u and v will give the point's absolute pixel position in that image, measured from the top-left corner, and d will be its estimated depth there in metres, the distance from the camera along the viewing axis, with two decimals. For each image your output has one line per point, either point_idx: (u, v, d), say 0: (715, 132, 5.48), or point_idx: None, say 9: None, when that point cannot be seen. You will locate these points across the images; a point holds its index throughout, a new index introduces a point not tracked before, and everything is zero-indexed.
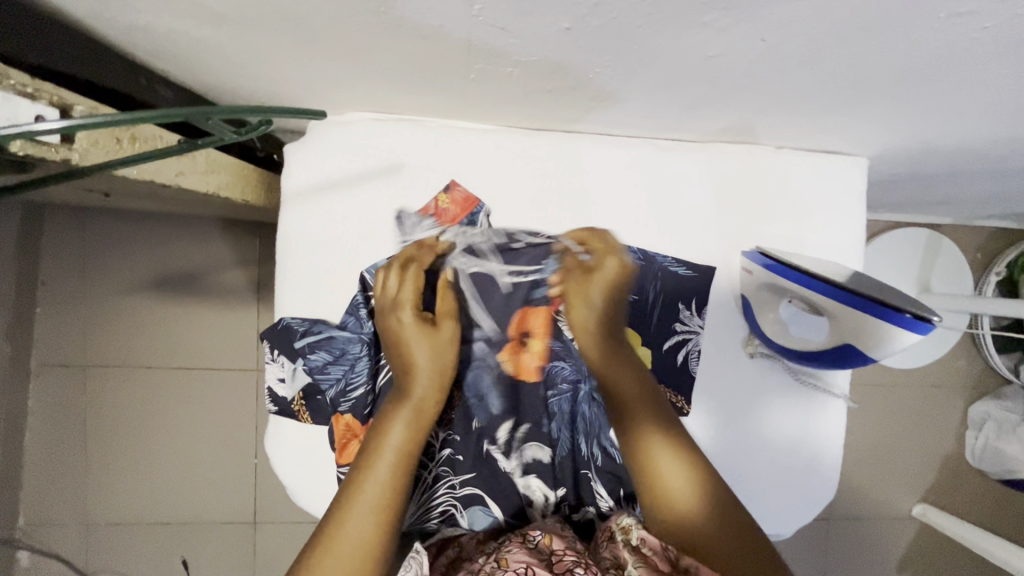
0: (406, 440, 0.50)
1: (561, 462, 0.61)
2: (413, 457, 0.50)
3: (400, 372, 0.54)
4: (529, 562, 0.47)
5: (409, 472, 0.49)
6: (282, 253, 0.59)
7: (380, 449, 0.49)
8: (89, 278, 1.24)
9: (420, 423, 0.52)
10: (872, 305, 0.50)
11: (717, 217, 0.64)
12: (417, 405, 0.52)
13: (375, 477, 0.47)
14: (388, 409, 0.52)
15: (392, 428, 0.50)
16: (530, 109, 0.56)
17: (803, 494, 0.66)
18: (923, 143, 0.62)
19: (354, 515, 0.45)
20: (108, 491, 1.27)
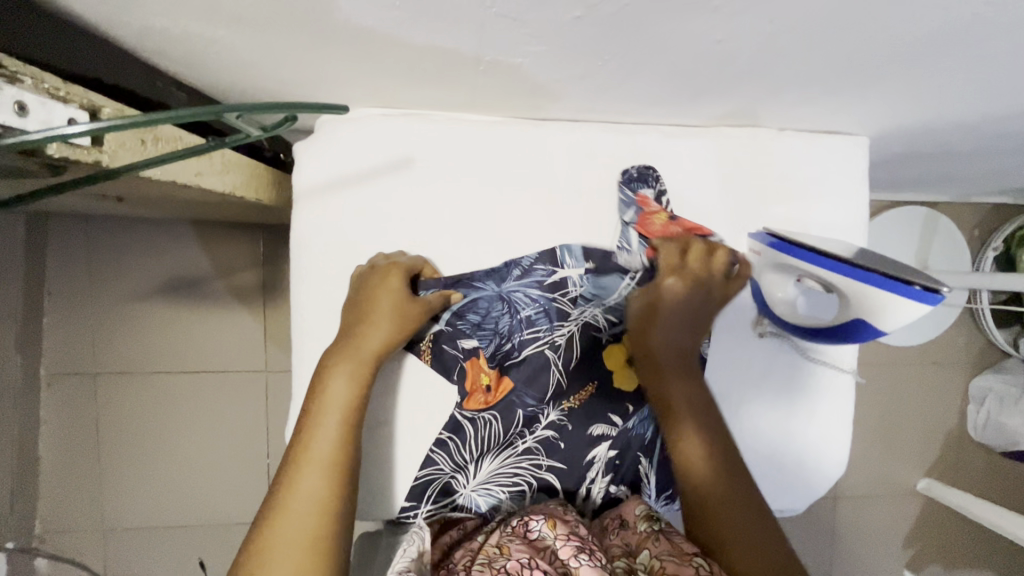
0: (352, 393, 0.53)
1: (573, 453, 0.63)
2: (356, 410, 0.53)
3: (353, 330, 0.56)
4: (531, 554, 0.50)
5: (354, 423, 0.53)
6: (298, 251, 0.60)
7: (325, 408, 0.52)
8: (94, 286, 1.25)
9: (362, 374, 0.55)
10: (868, 274, 0.51)
11: (724, 199, 0.65)
12: (362, 357, 0.55)
13: (325, 430, 0.51)
14: (331, 362, 0.55)
15: (335, 386, 0.53)
16: (537, 98, 0.57)
17: (814, 467, 0.67)
18: (924, 120, 0.63)
19: (306, 478, 0.48)
20: (124, 496, 1.28)
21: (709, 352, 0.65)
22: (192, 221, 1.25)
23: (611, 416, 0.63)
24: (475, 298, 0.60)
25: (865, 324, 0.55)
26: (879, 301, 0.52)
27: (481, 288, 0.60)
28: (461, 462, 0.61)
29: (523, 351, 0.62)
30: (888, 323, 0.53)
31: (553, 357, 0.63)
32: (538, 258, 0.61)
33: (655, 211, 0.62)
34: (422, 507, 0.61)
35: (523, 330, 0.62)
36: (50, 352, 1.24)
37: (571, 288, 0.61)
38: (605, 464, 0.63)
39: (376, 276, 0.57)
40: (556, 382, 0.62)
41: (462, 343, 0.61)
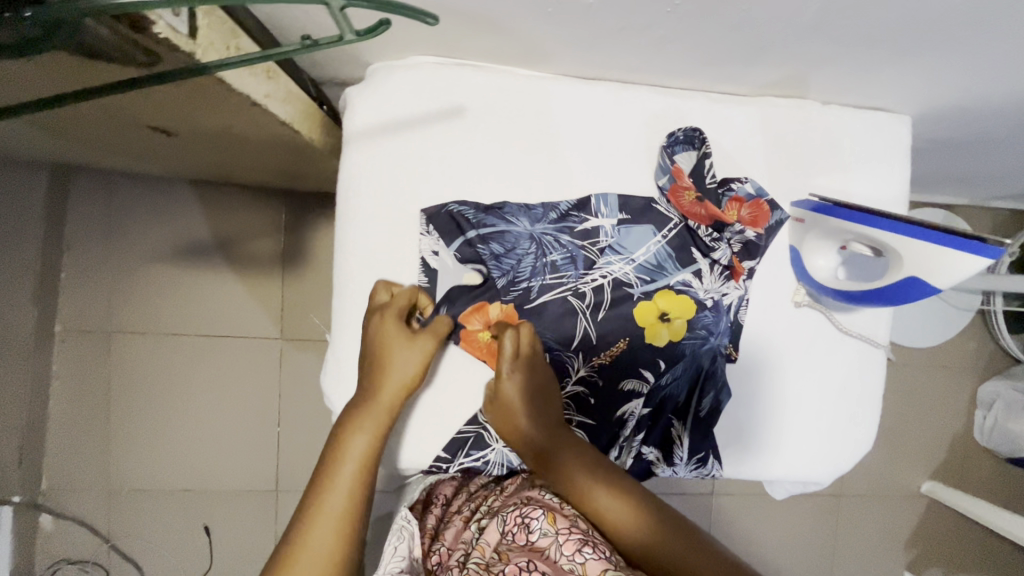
0: (370, 448, 0.54)
1: (604, 416, 0.63)
2: (373, 465, 0.55)
3: (369, 380, 0.56)
4: (529, 558, 0.50)
5: (368, 478, 0.54)
6: (345, 193, 0.60)
7: (341, 467, 0.53)
8: (111, 245, 1.25)
9: (381, 428, 0.55)
10: (932, 232, 0.51)
11: (768, 167, 0.65)
12: (381, 411, 0.56)
13: (339, 486, 0.52)
14: (350, 417, 0.55)
15: (353, 440, 0.54)
16: (593, 53, 0.58)
17: (842, 440, 0.68)
18: (971, 100, 0.63)
19: (316, 534, 0.50)
20: (130, 457, 1.27)
21: (745, 319, 0.65)
22: (215, 185, 1.25)
23: (642, 371, 0.62)
24: (506, 232, 0.60)
25: (920, 283, 0.54)
26: (934, 255, 0.52)
27: (514, 223, 0.60)
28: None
29: (542, 295, 0.60)
30: (944, 278, 0.52)
31: (581, 305, 0.61)
32: (573, 205, 0.62)
33: (688, 185, 0.62)
34: (455, 460, 0.61)
35: (545, 275, 0.60)
36: (66, 307, 1.24)
37: (600, 238, 0.62)
38: (633, 430, 0.64)
39: (385, 324, 0.57)
40: (584, 332, 0.61)
41: (489, 281, 0.60)
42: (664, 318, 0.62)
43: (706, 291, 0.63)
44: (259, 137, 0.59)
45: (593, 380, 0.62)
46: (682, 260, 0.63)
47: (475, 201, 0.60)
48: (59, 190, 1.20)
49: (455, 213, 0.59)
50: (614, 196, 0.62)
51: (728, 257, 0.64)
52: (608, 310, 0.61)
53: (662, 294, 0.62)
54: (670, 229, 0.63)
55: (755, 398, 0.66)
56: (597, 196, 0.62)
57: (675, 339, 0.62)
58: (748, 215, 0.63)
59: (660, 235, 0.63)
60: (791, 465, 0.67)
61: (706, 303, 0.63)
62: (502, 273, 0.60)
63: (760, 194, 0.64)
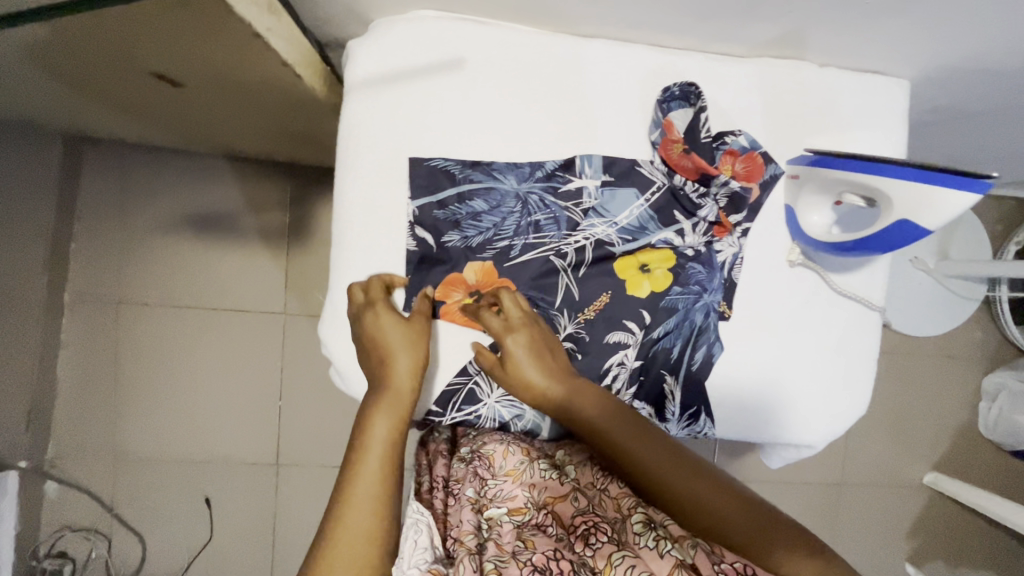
0: (394, 433, 0.53)
1: (593, 372, 0.63)
2: (399, 449, 0.53)
3: (378, 369, 0.56)
4: (555, 547, 0.50)
5: (396, 463, 0.52)
6: (343, 145, 0.61)
7: (368, 455, 0.51)
8: (120, 216, 1.27)
9: (402, 410, 0.54)
10: (892, 167, 0.53)
11: (764, 126, 0.65)
12: (399, 395, 0.55)
13: (367, 471, 0.50)
14: (369, 405, 0.54)
15: (376, 427, 0.53)
16: (590, 7, 0.58)
17: (837, 402, 0.68)
18: (968, 63, 0.63)
19: (354, 516, 0.48)
20: (134, 427, 1.29)
21: (738, 277, 0.65)
22: (222, 160, 1.27)
23: (626, 323, 0.63)
24: (494, 188, 0.62)
25: (910, 226, 0.54)
26: (926, 197, 0.52)
27: (502, 180, 0.62)
28: (486, 371, 0.63)
29: (522, 254, 0.62)
30: (934, 218, 0.53)
31: (561, 265, 0.63)
32: (559, 164, 0.63)
33: (677, 138, 0.63)
34: (447, 414, 0.63)
35: (528, 235, 0.63)
36: (75, 277, 1.27)
37: (584, 200, 0.63)
38: (624, 386, 0.64)
39: (378, 316, 0.57)
40: (567, 288, 0.63)
41: (468, 236, 0.62)
42: (644, 270, 0.64)
43: (688, 245, 0.64)
44: (263, 85, 0.60)
45: (581, 336, 0.63)
46: (664, 221, 0.64)
47: (463, 156, 0.61)
48: (72, 159, 1.22)
49: (441, 169, 0.61)
50: (599, 157, 0.63)
51: (716, 214, 0.64)
52: (590, 267, 0.63)
53: (643, 250, 0.63)
54: (652, 193, 0.64)
55: (747, 358, 0.66)
56: (581, 157, 0.63)
57: (656, 290, 0.63)
58: (742, 168, 0.64)
59: (642, 199, 0.64)
60: (786, 425, 0.67)
61: (688, 255, 0.64)
62: (479, 230, 0.62)
63: (754, 147, 0.64)
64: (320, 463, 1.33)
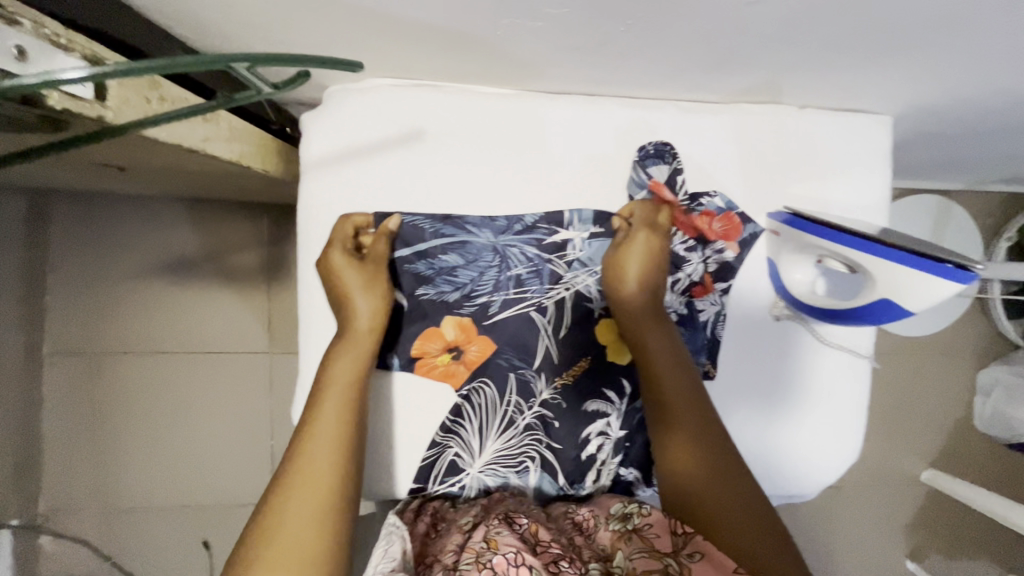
0: (358, 368, 0.55)
1: (574, 441, 0.62)
2: (362, 386, 0.55)
3: (341, 310, 0.57)
4: (518, 547, 0.50)
5: (357, 401, 0.54)
6: (304, 225, 0.58)
7: (331, 388, 0.53)
8: (94, 265, 1.24)
9: (363, 351, 0.56)
10: (908, 257, 0.50)
11: (742, 178, 0.62)
12: (358, 336, 0.56)
13: (328, 409, 0.52)
14: (334, 346, 0.56)
15: (339, 363, 0.55)
16: (552, 69, 0.55)
17: (827, 451, 0.66)
18: (953, 99, 0.61)
19: (315, 449, 0.50)
20: (126, 477, 1.28)
21: (723, 334, 0.64)
22: (194, 202, 1.23)
23: (606, 391, 0.62)
24: (469, 242, 0.59)
25: (891, 306, 0.53)
26: (904, 282, 0.50)
27: (476, 234, 0.59)
28: (466, 441, 0.60)
29: (501, 310, 0.60)
30: (914, 303, 0.51)
31: (542, 320, 0.61)
32: (540, 217, 0.60)
33: (666, 199, 0.61)
34: (431, 487, 0.60)
35: (508, 290, 0.60)
36: (52, 330, 1.24)
37: (569, 251, 0.61)
38: (610, 452, 0.63)
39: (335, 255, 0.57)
40: (546, 348, 0.61)
41: (442, 291, 0.60)
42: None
43: (669, 306, 0.63)
44: (213, 169, 0.57)
45: (563, 404, 0.62)
46: None
47: (435, 208, 0.58)
48: (39, 212, 1.19)
49: (410, 224, 0.58)
50: (589, 209, 0.60)
51: (701, 274, 0.63)
52: (565, 326, 0.61)
53: None
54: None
55: (735, 413, 0.65)
56: (571, 211, 0.60)
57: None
58: (719, 228, 0.62)
59: None
60: (774, 478, 0.66)
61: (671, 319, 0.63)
62: (455, 286, 0.60)
63: (731, 207, 0.62)
64: None
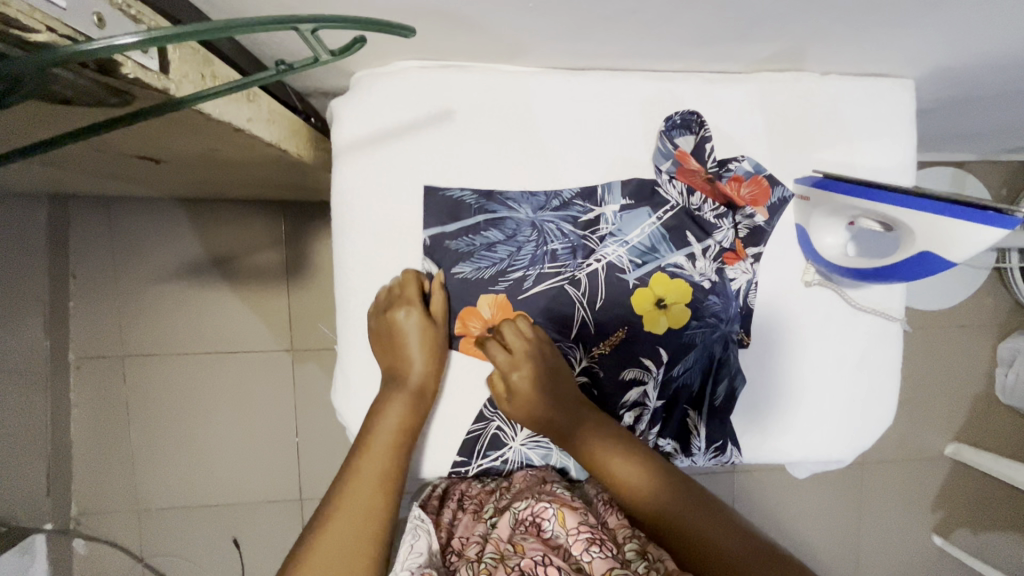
0: (406, 418, 0.57)
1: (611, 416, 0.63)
2: (409, 436, 0.57)
3: (396, 365, 0.58)
4: (545, 551, 0.50)
5: (403, 449, 0.56)
6: (337, 210, 0.59)
7: (379, 431, 0.56)
8: (116, 270, 1.25)
9: (416, 405, 0.58)
10: (933, 202, 0.50)
11: (768, 146, 0.62)
12: (410, 389, 0.58)
13: (373, 458, 0.55)
14: (383, 395, 0.58)
15: (389, 408, 0.57)
16: (577, 43, 0.55)
17: (863, 418, 0.67)
18: (979, 60, 0.60)
19: (355, 496, 0.53)
20: (155, 478, 1.29)
21: (754, 304, 0.64)
22: (211, 203, 1.24)
23: (643, 361, 0.62)
24: (508, 218, 0.60)
25: (933, 258, 0.52)
26: (944, 233, 0.50)
27: (516, 209, 0.60)
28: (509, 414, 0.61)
29: (538, 285, 0.61)
30: (957, 253, 0.50)
31: (576, 294, 0.61)
32: (577, 193, 0.61)
33: (693, 168, 0.61)
34: (473, 462, 0.61)
35: (544, 264, 0.60)
36: (78, 336, 1.25)
37: (601, 226, 0.61)
38: (647, 425, 0.64)
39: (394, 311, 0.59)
40: (583, 321, 0.61)
41: (481, 267, 0.60)
42: (661, 305, 0.62)
43: (700, 274, 0.62)
44: (246, 158, 0.58)
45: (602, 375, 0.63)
46: (676, 242, 0.62)
47: (478, 183, 0.59)
48: (60, 219, 1.20)
49: (457, 198, 0.59)
50: (619, 182, 0.61)
51: (731, 240, 0.63)
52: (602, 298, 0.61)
53: (657, 279, 0.61)
54: (665, 211, 0.62)
55: (773, 382, 0.65)
56: (602, 185, 0.61)
57: (675, 325, 0.62)
58: (748, 194, 0.62)
59: (654, 216, 0.62)
60: (812, 446, 0.66)
61: (703, 286, 0.62)
62: (493, 262, 0.60)
63: (759, 171, 0.62)
64: None
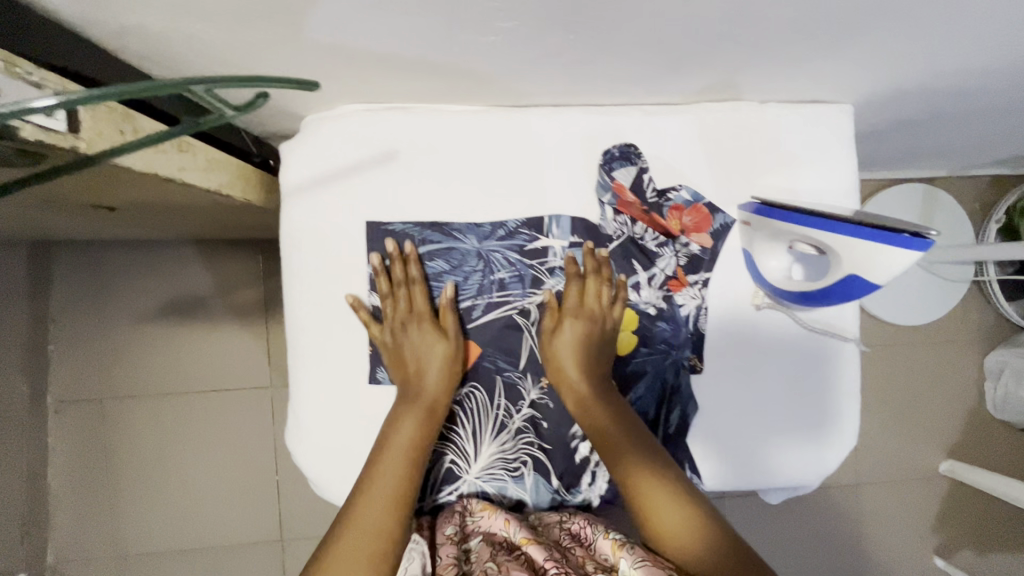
0: (420, 438, 0.56)
1: (563, 449, 0.61)
2: (422, 451, 0.56)
3: (409, 380, 0.58)
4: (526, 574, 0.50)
5: (416, 464, 0.55)
6: (285, 248, 0.60)
7: (392, 447, 0.55)
8: (97, 314, 1.26)
9: (429, 418, 0.57)
10: (846, 226, 0.53)
11: (710, 173, 0.63)
12: (425, 403, 0.57)
13: (385, 476, 0.54)
14: (397, 408, 0.57)
15: (404, 426, 0.56)
16: (512, 83, 0.56)
17: (827, 443, 0.66)
18: (913, 84, 0.61)
19: (367, 516, 0.51)
20: (134, 522, 1.27)
21: (706, 327, 0.64)
22: (189, 245, 1.26)
23: None
24: (454, 248, 0.60)
25: (859, 281, 0.54)
26: (863, 255, 0.52)
27: (461, 239, 0.60)
28: (461, 446, 0.61)
29: (485, 312, 0.61)
30: (878, 275, 0.53)
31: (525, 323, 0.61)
32: (523, 222, 0.61)
33: (632, 200, 0.62)
34: (428, 497, 0.61)
35: (492, 293, 0.61)
36: (57, 381, 1.25)
37: (551, 259, 0.62)
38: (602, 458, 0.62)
39: (420, 295, 0.60)
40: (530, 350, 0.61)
41: (428, 298, 0.61)
42: None
43: (647, 301, 0.64)
44: (195, 201, 0.59)
45: (552, 406, 0.61)
46: (621, 272, 0.64)
47: (421, 217, 0.60)
48: (41, 266, 1.22)
49: (399, 233, 0.59)
50: (568, 217, 0.61)
51: (673, 268, 0.64)
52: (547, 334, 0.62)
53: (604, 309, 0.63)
54: (612, 241, 0.63)
55: (730, 408, 0.64)
56: (549, 217, 0.61)
57: (623, 351, 0.65)
58: (690, 221, 0.63)
59: (602, 248, 0.63)
60: (774, 472, 0.65)
61: (648, 313, 0.64)
62: (440, 291, 0.61)
63: (697, 199, 0.63)
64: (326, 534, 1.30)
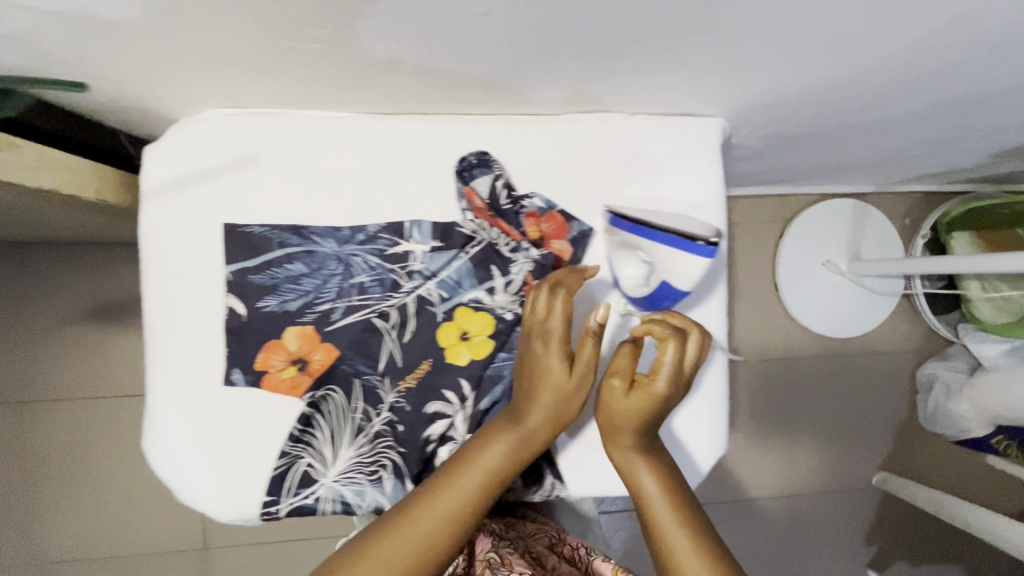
0: (500, 466, 0.56)
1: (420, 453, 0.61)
2: (500, 478, 0.56)
3: (522, 395, 0.58)
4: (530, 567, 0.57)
5: (489, 491, 0.55)
6: (144, 249, 0.60)
7: (475, 466, 0.55)
8: (14, 318, 1.23)
9: (520, 450, 0.57)
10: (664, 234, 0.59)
11: (575, 183, 0.65)
12: (522, 433, 0.57)
13: (455, 491, 0.54)
14: (492, 428, 0.57)
15: (493, 449, 0.56)
16: (365, 90, 0.57)
17: (694, 447, 0.67)
18: (771, 98, 0.63)
19: (419, 523, 0.52)
20: (51, 530, 1.25)
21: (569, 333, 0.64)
22: (115, 248, 1.25)
23: (445, 393, 0.62)
24: (314, 251, 0.61)
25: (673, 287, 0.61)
26: (674, 260, 0.59)
27: (321, 243, 0.61)
28: (318, 449, 0.61)
29: (343, 315, 0.61)
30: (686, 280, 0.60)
31: (385, 326, 0.62)
32: (383, 227, 0.62)
33: (482, 206, 0.63)
34: (283, 501, 0.60)
35: (352, 297, 0.61)
36: None
37: (411, 262, 0.62)
38: None
39: (562, 312, 0.57)
40: (390, 353, 0.61)
41: (286, 300, 0.60)
42: (465, 337, 0.62)
43: (503, 307, 0.63)
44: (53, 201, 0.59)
45: (408, 409, 0.61)
46: (479, 276, 0.63)
47: (282, 221, 0.61)
48: None
49: (257, 235, 0.60)
50: (428, 222, 0.63)
51: (524, 274, 0.64)
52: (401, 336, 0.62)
53: (460, 312, 0.62)
54: (472, 246, 0.63)
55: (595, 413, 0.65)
56: (410, 222, 0.62)
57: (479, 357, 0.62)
58: (548, 228, 0.64)
59: (462, 252, 0.63)
60: None
61: (504, 317, 0.63)
62: (298, 293, 0.61)
63: (550, 206, 0.64)
64: (252, 541, 1.29)
